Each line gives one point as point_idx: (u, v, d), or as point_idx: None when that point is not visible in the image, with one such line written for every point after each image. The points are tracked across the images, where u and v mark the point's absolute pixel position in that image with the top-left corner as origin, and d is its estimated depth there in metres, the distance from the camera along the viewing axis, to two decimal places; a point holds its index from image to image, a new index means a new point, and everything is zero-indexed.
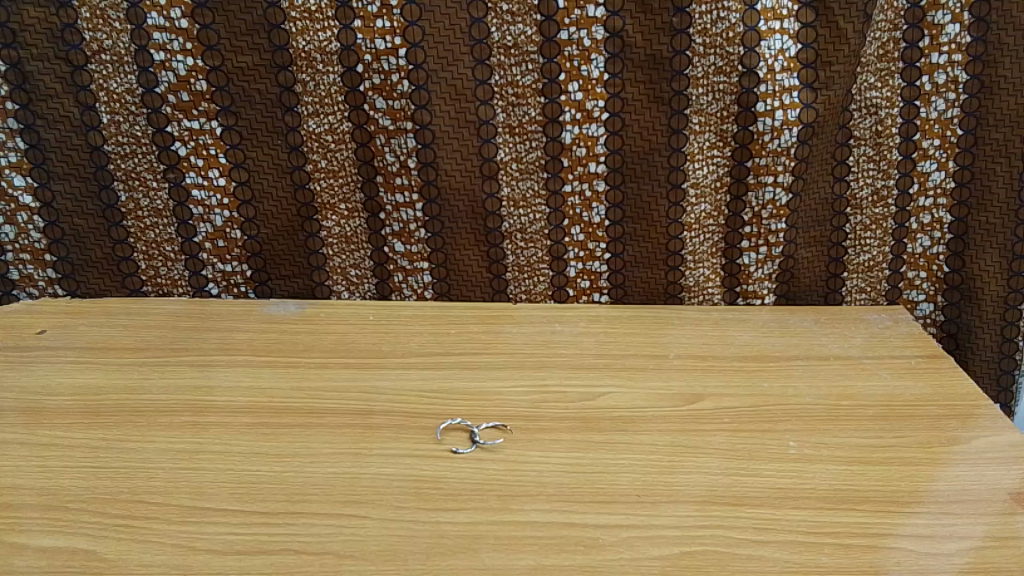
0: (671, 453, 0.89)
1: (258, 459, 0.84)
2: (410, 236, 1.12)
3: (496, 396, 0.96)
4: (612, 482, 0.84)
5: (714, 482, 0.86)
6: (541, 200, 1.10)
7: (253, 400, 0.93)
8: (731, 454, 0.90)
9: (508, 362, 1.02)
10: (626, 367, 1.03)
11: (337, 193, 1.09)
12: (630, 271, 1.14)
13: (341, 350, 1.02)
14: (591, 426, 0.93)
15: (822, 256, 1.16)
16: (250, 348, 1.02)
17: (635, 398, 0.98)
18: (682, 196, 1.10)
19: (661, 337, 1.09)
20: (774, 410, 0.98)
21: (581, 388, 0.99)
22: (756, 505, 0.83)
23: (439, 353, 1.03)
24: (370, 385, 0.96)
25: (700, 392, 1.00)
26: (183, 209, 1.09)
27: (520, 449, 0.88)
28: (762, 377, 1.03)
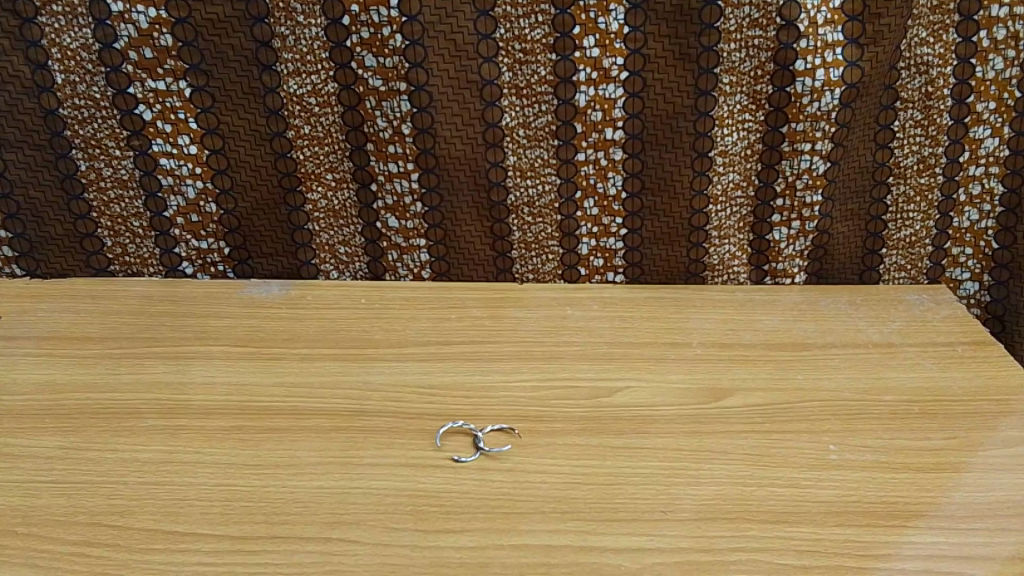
0: (698, 459, 0.80)
1: (234, 472, 0.74)
2: (405, 211, 1.00)
3: (500, 393, 0.86)
4: (633, 496, 0.75)
5: (748, 496, 0.76)
6: (551, 170, 0.98)
7: (230, 400, 0.83)
8: (764, 460, 0.81)
9: (514, 352, 0.92)
10: (644, 357, 0.93)
11: (323, 162, 0.97)
12: (649, 248, 1.03)
13: (328, 340, 0.92)
14: (608, 426, 0.83)
15: (858, 231, 1.06)
16: (227, 337, 0.92)
17: (655, 394, 0.88)
18: (709, 165, 0.98)
19: (681, 323, 0.99)
20: (809, 407, 0.88)
21: (597, 381, 0.89)
22: (796, 524, 0.74)
23: (436, 341, 0.93)
24: (362, 380, 0.86)
25: (727, 386, 0.90)
26: (151, 179, 0.98)
27: (529, 455, 0.78)
28: (795, 369, 0.93)
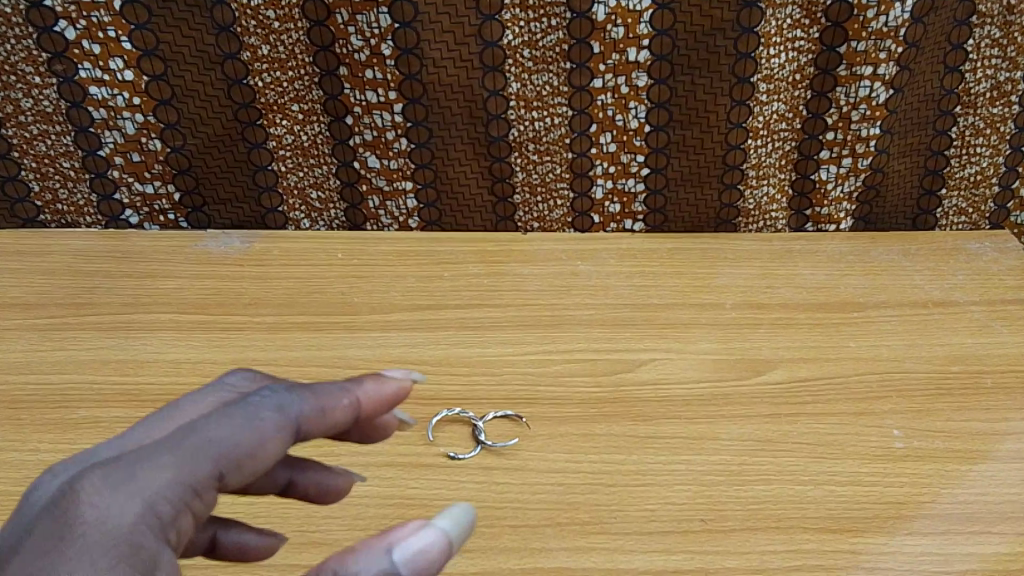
0: (739, 451, 0.67)
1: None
2: (387, 148, 0.84)
3: (502, 372, 0.72)
4: (664, 500, 0.62)
5: (801, 497, 0.64)
6: (561, 99, 0.82)
7: (178, 384, 0.69)
8: (819, 451, 0.68)
9: (518, 317, 0.78)
10: (671, 321, 0.79)
11: (287, 89, 0.81)
12: (674, 190, 0.88)
13: (298, 305, 0.78)
14: (631, 410, 0.70)
15: (915, 169, 0.91)
16: (177, 303, 0.78)
17: (686, 368, 0.74)
18: (750, 93, 0.82)
19: (712, 280, 0.85)
20: (866, 383, 0.75)
21: (615, 354, 0.75)
22: (859, 535, 0.62)
23: (426, 306, 0.78)
24: (337, 358, 0.72)
25: (769, 357, 0.76)
26: (81, 112, 0.81)
27: (539, 451, 0.66)
28: (846, 335, 0.80)
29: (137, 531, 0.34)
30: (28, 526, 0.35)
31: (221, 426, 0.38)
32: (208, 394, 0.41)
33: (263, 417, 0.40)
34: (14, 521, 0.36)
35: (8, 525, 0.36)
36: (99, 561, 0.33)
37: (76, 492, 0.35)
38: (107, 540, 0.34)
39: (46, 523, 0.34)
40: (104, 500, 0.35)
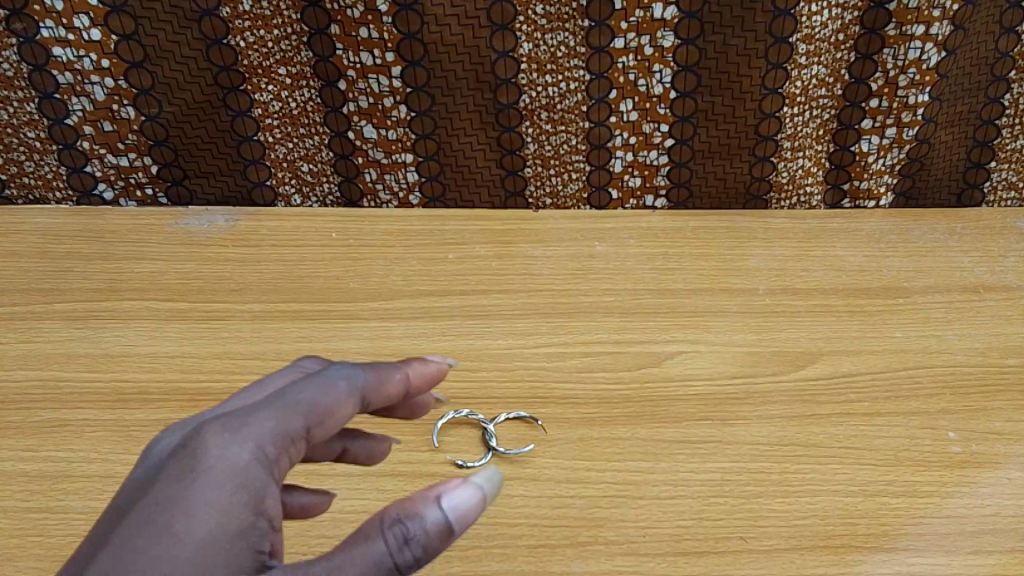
0: (779, 458, 0.61)
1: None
2: (385, 116, 0.76)
3: (513, 368, 0.65)
4: (699, 515, 0.56)
5: (851, 511, 0.58)
6: (578, 61, 0.74)
7: (154, 380, 0.62)
8: (866, 458, 0.61)
9: (531, 304, 0.71)
10: (699, 309, 0.72)
11: (273, 51, 0.73)
12: (700, 163, 0.80)
13: (288, 290, 0.70)
14: (658, 412, 0.63)
15: (963, 140, 0.82)
16: (155, 288, 0.70)
17: (717, 362, 0.67)
18: (788, 55, 0.74)
19: (743, 262, 0.77)
20: (915, 378, 0.68)
21: (639, 346, 0.68)
22: (917, 553, 0.56)
23: (429, 292, 0.71)
24: (331, 351, 0.65)
25: (808, 349, 0.69)
26: (45, 76, 0.73)
27: (557, 458, 0.59)
28: (891, 323, 0.73)
29: (250, 470, 0.34)
30: (140, 487, 0.34)
31: (313, 387, 0.38)
32: (283, 372, 0.41)
33: (343, 382, 0.39)
34: (127, 487, 0.35)
35: (121, 492, 0.35)
36: (218, 498, 0.33)
37: (183, 447, 0.35)
38: (223, 478, 0.33)
39: (162, 475, 0.34)
40: (213, 445, 0.35)
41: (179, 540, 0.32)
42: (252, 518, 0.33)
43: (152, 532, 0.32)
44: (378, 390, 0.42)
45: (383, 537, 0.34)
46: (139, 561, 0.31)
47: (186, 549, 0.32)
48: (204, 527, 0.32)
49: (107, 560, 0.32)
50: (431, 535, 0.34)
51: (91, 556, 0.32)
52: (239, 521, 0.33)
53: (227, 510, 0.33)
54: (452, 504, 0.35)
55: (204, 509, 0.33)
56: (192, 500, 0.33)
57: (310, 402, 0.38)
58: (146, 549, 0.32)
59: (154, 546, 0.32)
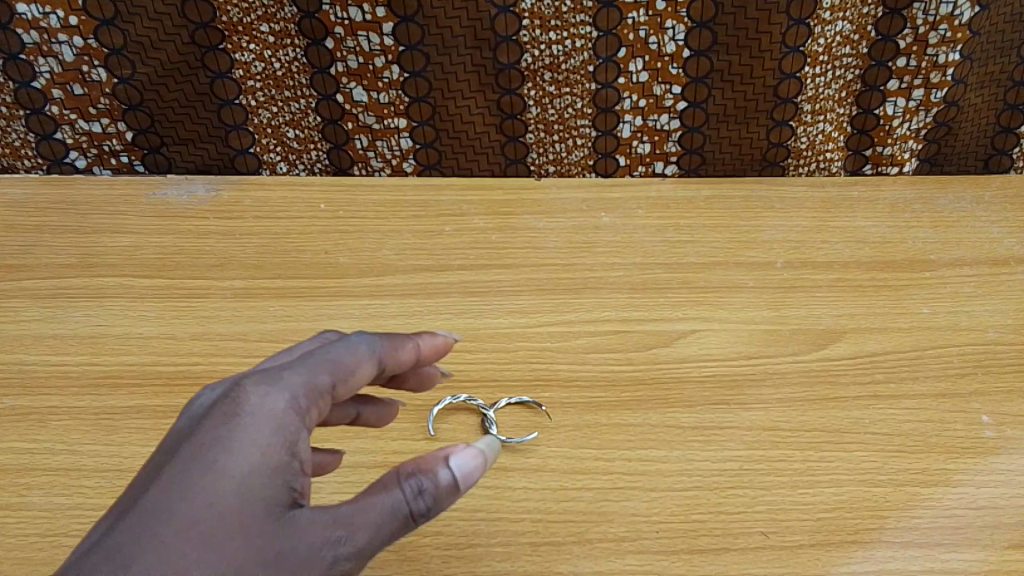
0: (801, 445, 0.56)
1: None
2: (376, 77, 0.71)
3: (515, 349, 0.61)
4: (716, 508, 0.52)
5: (880, 503, 0.53)
6: (584, 17, 0.69)
7: (126, 364, 0.58)
8: (894, 444, 0.57)
9: (533, 280, 0.66)
10: (713, 284, 0.67)
11: (254, 6, 0.67)
12: (714, 128, 0.75)
13: (272, 265, 0.66)
14: (670, 396, 0.59)
15: (994, 102, 0.77)
16: (130, 264, 0.66)
17: (733, 341, 0.63)
18: (811, 9, 0.69)
19: (760, 233, 0.72)
20: (945, 357, 0.63)
21: (649, 325, 0.63)
22: (952, 549, 0.51)
23: (423, 267, 0.66)
24: (318, 331, 0.61)
25: (830, 326, 0.65)
26: (8, 35, 0.68)
27: (562, 447, 0.55)
28: (919, 298, 0.68)
29: (286, 416, 0.35)
30: (180, 433, 0.36)
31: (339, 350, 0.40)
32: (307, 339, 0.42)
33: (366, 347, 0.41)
34: (166, 436, 0.36)
35: (161, 440, 0.36)
36: (257, 438, 0.34)
37: (220, 397, 0.36)
38: (262, 423, 0.35)
39: (202, 421, 0.35)
40: (250, 394, 0.36)
41: (224, 475, 0.33)
42: (288, 459, 0.35)
43: (197, 468, 0.33)
44: (392, 357, 0.43)
45: (401, 487, 0.36)
46: (187, 494, 0.33)
47: (230, 484, 0.33)
48: (247, 464, 0.34)
49: (157, 495, 0.33)
50: (443, 490, 0.36)
51: (140, 493, 0.33)
52: (276, 460, 0.34)
53: (264, 453, 0.34)
54: (462, 466, 0.37)
55: (246, 448, 0.34)
56: (234, 439, 0.34)
57: (334, 359, 0.39)
58: (193, 485, 0.33)
59: (200, 480, 0.33)
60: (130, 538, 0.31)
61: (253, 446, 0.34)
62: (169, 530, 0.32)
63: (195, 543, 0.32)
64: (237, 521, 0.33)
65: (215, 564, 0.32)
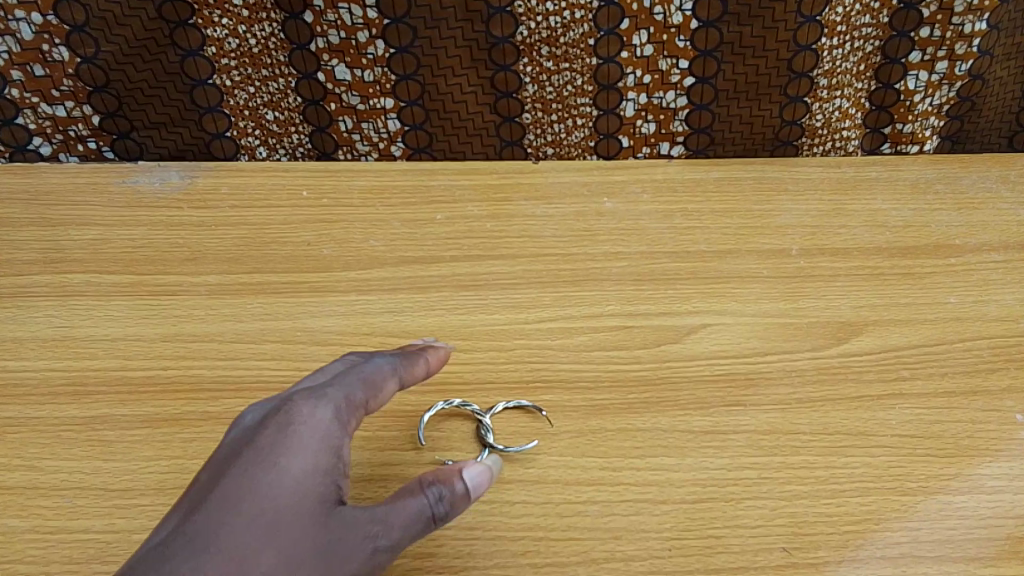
0: (823, 449, 0.52)
1: (97, 513, 0.46)
2: (360, 54, 0.66)
3: (512, 348, 0.56)
4: (732, 522, 0.48)
5: (911, 514, 0.49)
6: None
7: (91, 369, 0.53)
8: (924, 447, 0.52)
9: (531, 272, 0.61)
10: (725, 273, 0.63)
11: None
12: (723, 105, 0.70)
13: (250, 259, 0.61)
14: (680, 397, 0.54)
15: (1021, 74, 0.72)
16: (96, 258, 0.61)
17: (747, 336, 0.58)
18: None
19: (775, 215, 0.67)
20: (976, 349, 0.59)
21: (656, 319, 0.59)
22: (991, 564, 0.47)
23: (413, 258, 0.62)
24: (299, 331, 0.56)
25: (852, 318, 0.60)
26: None
27: (564, 456, 0.51)
28: (948, 284, 0.63)
29: (331, 427, 0.41)
30: (237, 442, 0.41)
31: (367, 369, 0.46)
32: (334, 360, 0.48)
33: (388, 367, 0.47)
34: (220, 448, 0.42)
35: (213, 451, 0.41)
36: (308, 445, 0.40)
37: (271, 412, 0.42)
38: (314, 432, 0.41)
39: (257, 431, 0.41)
40: (300, 406, 0.42)
41: (285, 473, 0.39)
42: (335, 461, 0.40)
43: (259, 469, 0.39)
44: (410, 373, 0.48)
45: (425, 493, 0.41)
46: (253, 489, 0.38)
47: (290, 481, 0.38)
48: (303, 464, 0.39)
49: (225, 491, 0.38)
50: (459, 497, 0.41)
51: (207, 490, 0.39)
52: (326, 462, 0.40)
53: (317, 457, 0.40)
54: (475, 478, 0.42)
55: (302, 449, 0.40)
56: (290, 443, 0.40)
57: (365, 378, 0.45)
58: (258, 481, 0.38)
59: (263, 477, 0.38)
60: (207, 527, 0.37)
61: (307, 451, 0.40)
62: (240, 520, 0.37)
63: (264, 530, 0.37)
64: (296, 513, 0.38)
65: (280, 548, 0.37)
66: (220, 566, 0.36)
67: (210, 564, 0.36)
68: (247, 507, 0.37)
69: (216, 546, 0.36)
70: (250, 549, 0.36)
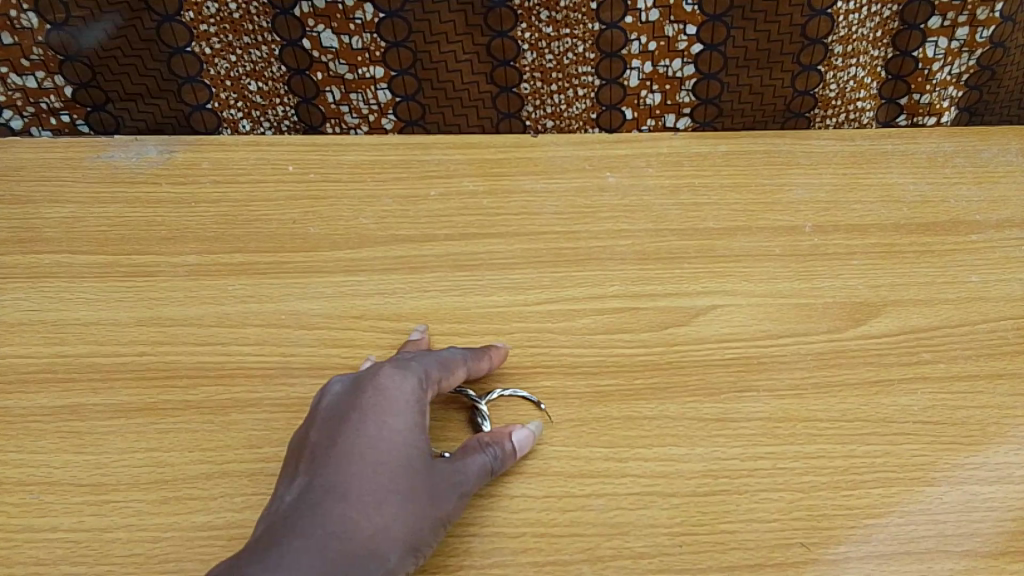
0: (841, 437, 0.49)
1: (65, 510, 0.43)
2: (347, 19, 0.62)
3: (512, 332, 0.53)
4: (746, 516, 0.45)
5: (937, 507, 0.46)
6: None
7: (61, 356, 0.50)
8: (949, 434, 0.49)
9: (530, 250, 0.58)
10: (735, 250, 0.59)
11: None
12: (733, 74, 0.67)
13: (233, 238, 0.57)
14: (690, 384, 0.51)
15: None
16: (68, 238, 0.57)
17: (760, 318, 0.55)
18: None
19: (787, 190, 0.64)
20: (1000, 330, 0.55)
21: (663, 301, 0.56)
22: (1021, 559, 0.44)
23: (405, 237, 0.58)
24: (285, 314, 0.53)
25: (870, 298, 0.57)
26: None
27: (567, 446, 0.48)
28: (970, 261, 0.60)
29: (422, 396, 0.44)
30: (336, 410, 0.42)
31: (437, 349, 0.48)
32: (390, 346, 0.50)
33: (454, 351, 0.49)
34: (317, 418, 0.43)
35: (311, 421, 0.43)
36: (408, 410, 0.42)
37: (362, 382, 0.44)
38: (410, 399, 0.43)
39: (355, 398, 0.42)
40: (389, 376, 0.43)
41: (393, 430, 0.41)
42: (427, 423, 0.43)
43: (372, 429, 0.41)
44: (476, 366, 0.49)
45: (485, 450, 0.44)
46: (368, 445, 0.40)
47: (397, 435, 0.41)
48: (404, 422, 0.42)
49: (345, 451, 0.40)
50: (507, 459, 0.45)
51: (321, 451, 0.40)
52: (420, 421, 0.42)
53: (417, 420, 0.42)
54: (523, 439, 0.46)
55: (403, 410, 0.42)
56: (390, 404, 0.42)
57: (441, 358, 0.47)
58: (371, 437, 0.40)
59: (376, 437, 0.40)
60: (335, 481, 0.39)
61: (409, 414, 0.42)
62: (365, 474, 0.39)
63: (386, 478, 0.39)
64: (409, 463, 0.40)
65: (402, 497, 0.39)
66: (356, 516, 0.38)
67: (347, 512, 0.38)
68: (367, 461, 0.39)
69: (349, 498, 0.38)
70: (380, 498, 0.39)
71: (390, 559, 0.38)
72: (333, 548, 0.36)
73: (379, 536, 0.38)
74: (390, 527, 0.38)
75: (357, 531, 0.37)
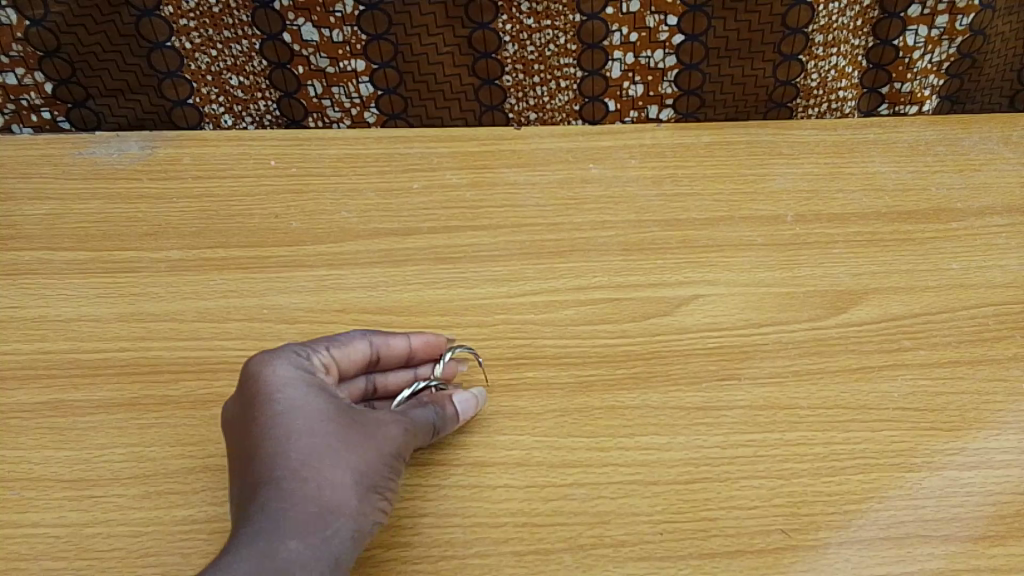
0: (822, 425, 0.49)
1: (47, 506, 0.43)
2: (327, 12, 0.62)
3: (494, 324, 0.53)
4: (727, 504, 0.45)
5: (917, 492, 0.46)
6: None
7: (42, 352, 0.50)
8: (929, 420, 0.50)
9: (514, 242, 0.58)
10: (718, 240, 0.59)
11: None
12: (714, 64, 0.67)
13: (215, 233, 0.57)
14: (672, 373, 0.51)
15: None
16: (48, 234, 0.57)
17: (742, 307, 0.55)
18: None
19: (769, 180, 0.64)
20: (981, 317, 0.56)
21: (645, 291, 0.56)
22: (1000, 543, 0.44)
23: (388, 230, 0.58)
24: (266, 308, 0.53)
25: (852, 286, 0.57)
26: None
27: (548, 437, 0.48)
28: (951, 248, 0.60)
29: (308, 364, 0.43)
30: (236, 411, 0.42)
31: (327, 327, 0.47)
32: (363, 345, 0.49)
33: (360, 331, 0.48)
34: (227, 427, 0.43)
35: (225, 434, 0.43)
36: (297, 379, 0.42)
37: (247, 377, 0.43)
38: (295, 370, 0.42)
39: (243, 393, 0.42)
40: (265, 360, 0.42)
41: (292, 401, 0.41)
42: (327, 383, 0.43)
43: (270, 409, 0.40)
44: (387, 346, 0.47)
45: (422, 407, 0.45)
46: (272, 418, 0.40)
47: (298, 399, 0.41)
48: (301, 390, 0.41)
49: (254, 441, 0.40)
50: (451, 420, 0.46)
51: (240, 452, 0.41)
52: (317, 383, 0.42)
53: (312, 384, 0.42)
54: (465, 404, 0.47)
55: (292, 381, 0.42)
56: (279, 374, 0.42)
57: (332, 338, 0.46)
58: (274, 417, 0.40)
59: (277, 413, 0.40)
60: (259, 471, 0.39)
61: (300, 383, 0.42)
62: (282, 449, 0.39)
63: (306, 444, 0.39)
64: (324, 418, 0.41)
65: (331, 450, 0.40)
66: (291, 487, 0.38)
67: (281, 488, 0.38)
68: (279, 438, 0.40)
69: (275, 476, 0.39)
70: (309, 462, 0.39)
71: (349, 508, 0.39)
72: (282, 523, 0.37)
73: (326, 489, 0.39)
74: (333, 477, 0.39)
75: (299, 497, 0.38)
